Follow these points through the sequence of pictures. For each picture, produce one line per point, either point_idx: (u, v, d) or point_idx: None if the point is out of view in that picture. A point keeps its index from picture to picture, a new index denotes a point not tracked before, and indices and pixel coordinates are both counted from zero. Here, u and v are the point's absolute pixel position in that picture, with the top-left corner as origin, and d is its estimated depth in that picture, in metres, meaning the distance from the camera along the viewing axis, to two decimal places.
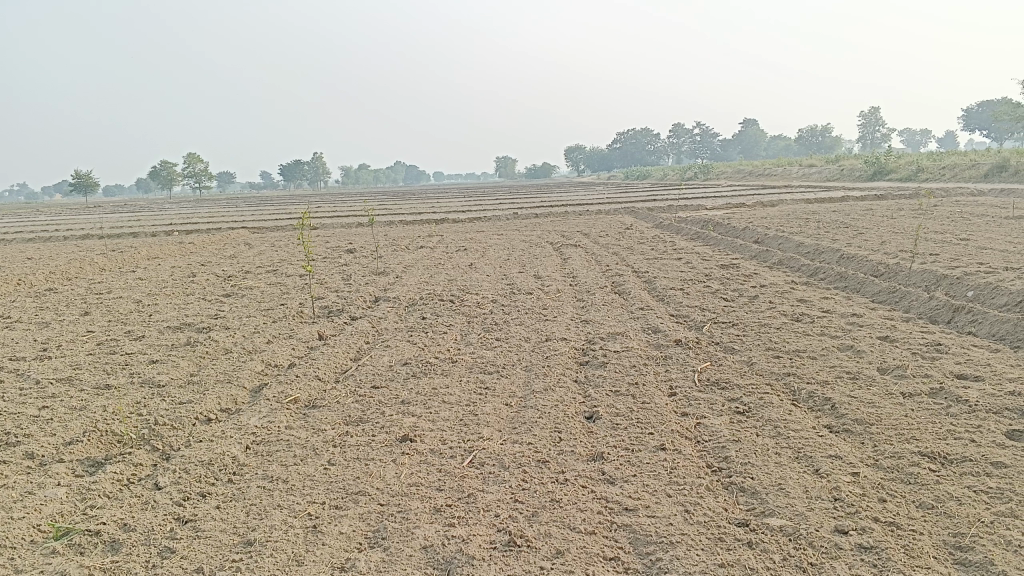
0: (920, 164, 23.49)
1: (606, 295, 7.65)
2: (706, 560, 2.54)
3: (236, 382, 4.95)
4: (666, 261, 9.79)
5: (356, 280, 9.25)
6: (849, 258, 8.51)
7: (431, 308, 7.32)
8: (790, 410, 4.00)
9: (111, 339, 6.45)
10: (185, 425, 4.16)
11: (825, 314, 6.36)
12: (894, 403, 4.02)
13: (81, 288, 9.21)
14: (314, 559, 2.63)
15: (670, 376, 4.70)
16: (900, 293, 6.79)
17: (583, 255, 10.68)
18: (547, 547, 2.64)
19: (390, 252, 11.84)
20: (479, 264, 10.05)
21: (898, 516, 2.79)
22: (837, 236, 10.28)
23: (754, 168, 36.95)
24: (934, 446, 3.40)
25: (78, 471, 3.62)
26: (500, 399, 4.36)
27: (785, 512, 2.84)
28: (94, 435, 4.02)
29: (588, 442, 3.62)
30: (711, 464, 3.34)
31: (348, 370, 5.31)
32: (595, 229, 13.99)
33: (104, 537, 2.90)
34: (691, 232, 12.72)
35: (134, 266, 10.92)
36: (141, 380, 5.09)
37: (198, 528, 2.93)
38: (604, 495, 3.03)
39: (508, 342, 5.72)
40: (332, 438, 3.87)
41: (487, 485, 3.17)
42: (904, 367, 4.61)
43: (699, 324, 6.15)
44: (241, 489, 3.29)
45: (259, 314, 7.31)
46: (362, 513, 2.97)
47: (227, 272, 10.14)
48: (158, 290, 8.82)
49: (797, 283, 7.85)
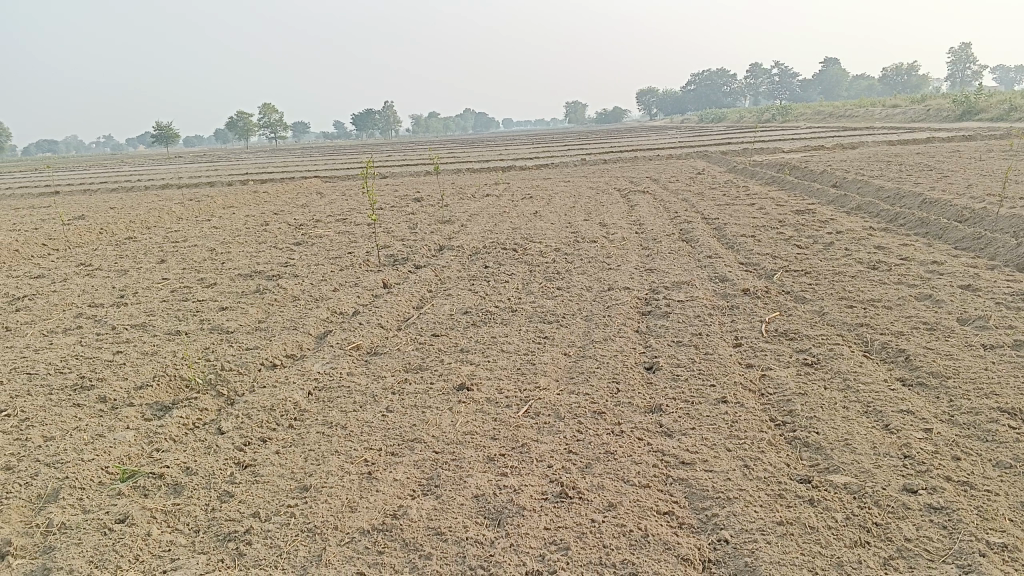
0: (1014, 103, 22.16)
1: (673, 242, 7.48)
2: (764, 517, 2.45)
3: (301, 329, 5.02)
4: (738, 207, 9.51)
5: (421, 229, 9.25)
6: (932, 202, 8.11)
7: (495, 257, 7.28)
8: (861, 362, 3.84)
9: (184, 286, 6.61)
10: (249, 371, 4.24)
11: (903, 262, 6.07)
12: (974, 355, 3.81)
13: (158, 236, 9.44)
14: (367, 505, 2.65)
15: (735, 327, 4.56)
16: (985, 240, 6.44)
17: (651, 201, 10.46)
18: (599, 500, 2.59)
19: (456, 200, 11.81)
20: (545, 212, 9.93)
21: (972, 475, 2.65)
22: (920, 180, 9.80)
23: (833, 109, 35.57)
24: (1015, 402, 3.20)
25: (147, 415, 3.71)
26: (559, 348, 4.32)
27: (851, 469, 2.73)
28: (163, 380, 4.11)
29: (647, 394, 3.55)
30: (774, 418, 3.23)
31: (410, 318, 5.32)
32: (665, 175, 13.68)
33: (168, 479, 2.97)
34: (766, 176, 12.31)
35: (210, 215, 11.15)
36: (211, 326, 5.20)
37: (256, 473, 2.98)
38: (660, 448, 2.96)
39: (569, 291, 5.65)
40: (391, 385, 3.89)
41: (541, 436, 3.14)
42: (987, 318, 4.36)
43: (769, 273, 5.96)
44: (301, 435, 3.33)
45: (326, 262, 7.39)
46: (416, 461, 2.98)
47: (298, 221, 10.27)
48: (231, 239, 8.99)
49: (875, 230, 7.52)
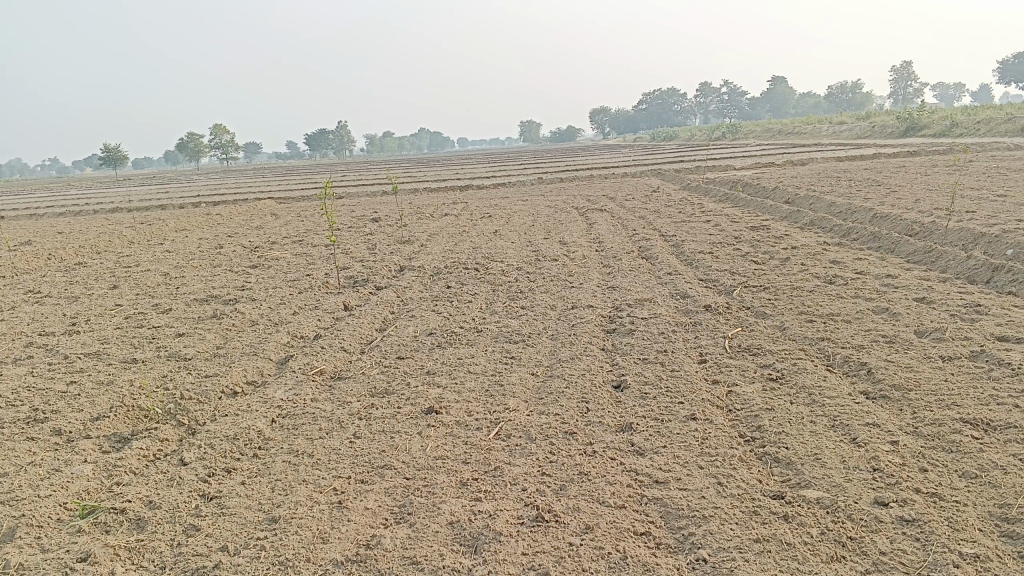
0: (955, 119, 22.87)
1: (633, 260, 7.53)
2: (741, 535, 2.46)
3: (261, 354, 4.93)
4: (694, 224, 9.62)
5: (380, 249, 9.19)
6: (882, 217, 8.30)
7: (456, 276, 7.25)
8: (825, 377, 3.89)
9: (138, 313, 6.45)
10: (211, 399, 4.15)
11: (859, 276, 6.19)
12: (934, 367, 3.88)
13: (110, 261, 9.23)
14: (339, 536, 2.60)
15: (699, 343, 4.60)
16: (936, 253, 6.60)
17: (609, 219, 10.54)
18: (575, 522, 2.58)
19: (414, 220, 11.76)
20: (504, 231, 9.94)
21: (940, 486, 2.69)
22: (870, 195, 10.03)
23: (782, 126, 36.36)
24: (976, 412, 3.27)
25: (105, 447, 3.60)
26: (526, 368, 4.30)
27: (822, 484, 2.75)
28: (121, 410, 3.99)
29: (616, 412, 3.55)
30: (744, 435, 3.25)
31: (373, 341, 5.26)
32: (621, 193, 13.81)
33: (130, 514, 2.88)
34: (720, 193, 12.50)
35: (162, 239, 10.94)
36: (168, 353, 5.07)
37: (223, 505, 2.90)
38: (633, 468, 2.96)
39: (533, 310, 5.64)
40: (357, 411, 3.83)
41: (514, 458, 3.11)
42: (943, 330, 4.46)
43: (729, 288, 6.02)
44: (267, 464, 3.26)
45: (284, 285, 7.29)
46: (387, 488, 2.93)
47: (253, 243, 10.13)
48: (185, 263, 8.83)
49: (829, 244, 7.65)
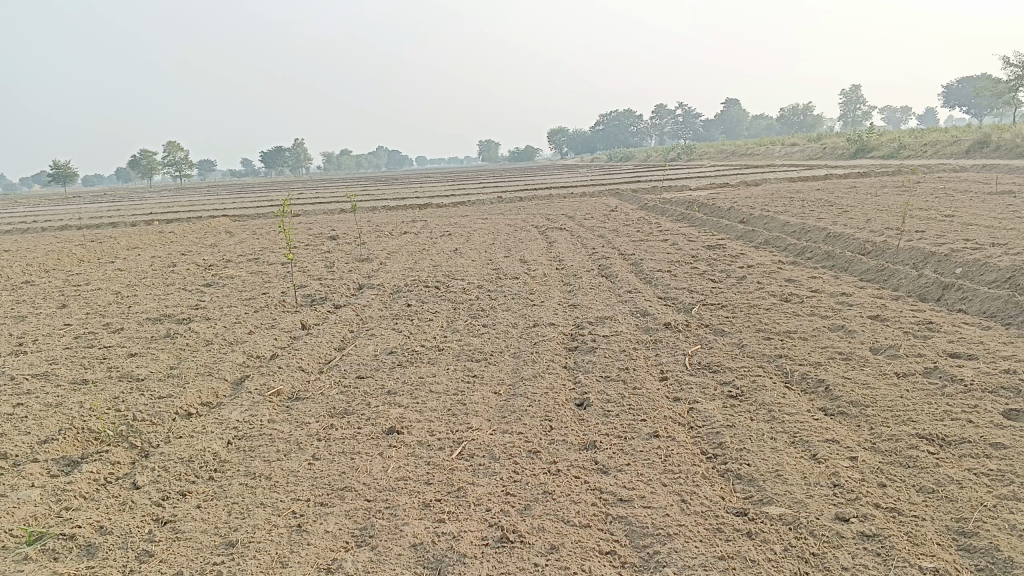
0: (902, 140, 23.47)
1: (592, 278, 7.57)
2: (706, 552, 2.46)
3: (216, 375, 4.82)
4: (652, 242, 9.72)
5: (338, 267, 9.11)
6: (835, 236, 8.46)
7: (416, 295, 7.21)
8: (784, 393, 3.93)
9: (89, 332, 6.29)
10: (164, 420, 4.04)
11: (814, 294, 6.29)
12: (889, 383, 3.95)
13: (58, 280, 9.00)
14: (299, 560, 2.54)
15: (660, 361, 4.62)
16: (889, 271, 6.74)
17: (569, 238, 10.59)
18: (540, 542, 2.56)
19: (373, 238, 11.69)
20: (464, 249, 9.93)
21: (898, 501, 2.72)
22: (822, 215, 10.23)
23: (736, 147, 36.97)
24: (931, 428, 3.33)
25: (53, 471, 3.48)
26: (488, 387, 4.27)
27: (784, 500, 2.77)
28: (70, 433, 3.86)
29: (579, 431, 3.54)
30: (706, 451, 3.26)
31: (332, 360, 5.20)
32: (580, 212, 13.90)
33: (80, 541, 2.79)
34: (677, 212, 12.64)
35: (113, 257, 10.71)
36: (120, 374, 4.94)
37: (178, 530, 2.82)
38: (597, 486, 2.95)
39: (495, 328, 5.63)
40: (316, 432, 3.76)
41: (477, 478, 3.09)
42: (897, 347, 4.55)
43: (688, 306, 6.08)
44: (224, 486, 3.18)
45: (240, 304, 7.17)
46: (348, 510, 2.88)
47: (207, 261, 9.96)
48: (137, 281, 8.65)
49: (785, 263, 7.78)
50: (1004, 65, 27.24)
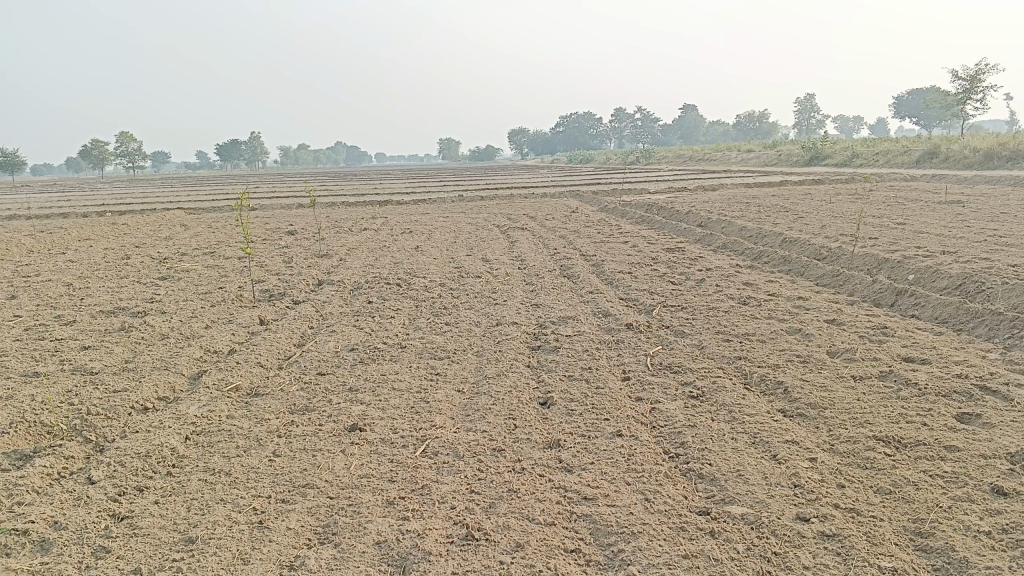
0: (855, 149, 23.98)
1: (554, 278, 7.60)
2: (669, 551, 2.48)
3: (173, 370, 4.73)
4: (613, 243, 9.79)
5: (298, 263, 9.01)
6: (792, 241, 8.61)
7: (377, 292, 7.16)
8: (744, 394, 3.98)
9: (39, 324, 6.13)
10: (120, 415, 3.96)
11: (771, 297, 6.38)
12: (846, 386, 4.03)
13: (7, 270, 8.76)
14: (261, 557, 2.50)
15: (622, 361, 4.65)
16: (844, 276, 6.87)
17: (530, 237, 10.62)
18: (505, 540, 2.56)
19: (332, 234, 11.58)
20: (425, 247, 9.89)
21: (857, 502, 2.78)
22: (779, 220, 10.41)
23: (693, 152, 37.41)
24: (888, 430, 3.40)
25: (4, 465, 3.38)
26: (452, 385, 4.26)
27: (746, 500, 2.80)
28: (21, 427, 3.76)
29: (543, 429, 3.55)
30: (668, 451, 3.29)
31: (292, 356, 5.13)
32: (541, 212, 13.94)
33: (33, 536, 2.71)
34: (636, 215, 12.74)
35: (64, 248, 10.46)
36: (72, 367, 4.82)
37: (135, 526, 2.76)
38: (562, 485, 2.96)
39: (457, 326, 5.62)
40: (276, 428, 3.71)
41: (441, 476, 3.07)
42: (853, 351, 4.64)
43: (649, 308, 6.13)
44: (182, 482, 3.12)
45: (197, 298, 7.05)
46: (310, 507, 2.84)
47: (162, 254, 9.77)
48: (89, 273, 8.45)
49: (743, 267, 7.90)
50: (953, 77, 27.90)
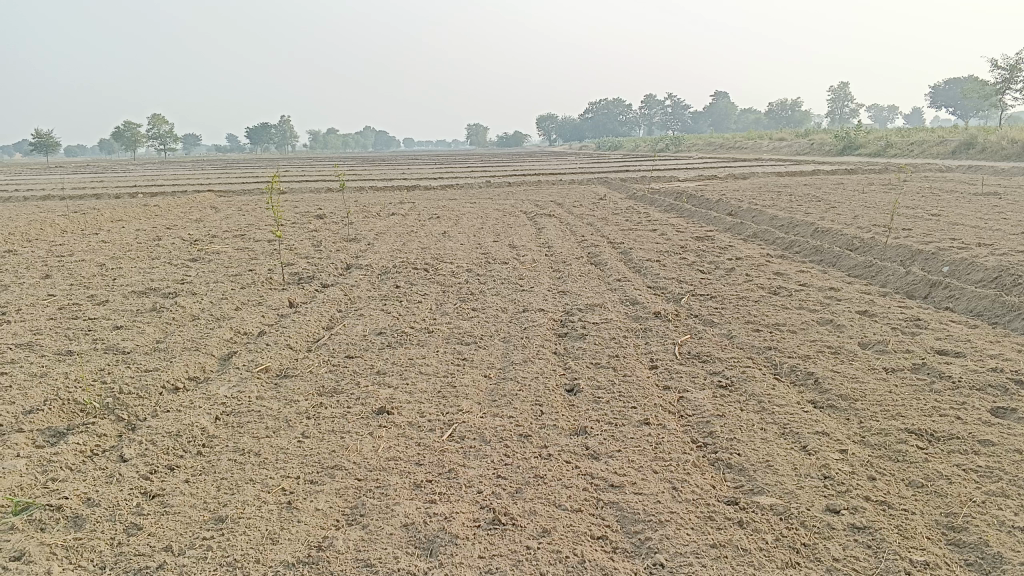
0: (890, 139, 23.63)
1: (582, 265, 7.57)
2: (697, 540, 2.47)
3: (204, 351, 4.78)
4: (641, 231, 9.73)
5: (326, 246, 9.06)
6: (823, 231, 8.51)
7: (405, 276, 7.19)
8: (773, 385, 3.95)
9: (73, 304, 6.21)
10: (151, 394, 4.00)
11: (802, 287, 6.31)
12: (877, 378, 3.98)
13: (42, 250, 8.88)
14: (290, 537, 2.53)
15: (650, 349, 4.63)
16: (876, 267, 6.78)
17: (558, 224, 10.60)
18: (533, 526, 2.56)
19: (360, 218, 11.61)
20: (452, 232, 9.90)
21: (889, 494, 2.74)
22: (810, 210, 10.29)
23: (723, 140, 37.03)
24: (920, 423, 3.35)
25: (38, 441, 3.44)
26: (479, 370, 4.26)
27: (775, 490, 2.78)
28: (56, 405, 3.82)
29: (570, 416, 3.54)
30: (696, 440, 3.27)
31: (321, 339, 5.16)
32: (569, 199, 13.90)
33: (67, 512, 2.76)
34: (665, 203, 12.65)
35: (98, 229, 10.58)
36: (105, 347, 4.88)
37: (166, 504, 2.80)
38: (589, 471, 2.95)
39: (485, 312, 5.62)
40: (305, 410, 3.74)
41: (468, 461, 3.08)
42: (886, 342, 4.58)
43: (677, 296, 6.08)
44: (212, 462, 3.16)
45: (227, 280, 7.11)
46: (338, 489, 2.86)
47: (193, 236, 9.87)
48: (122, 254, 8.55)
49: (773, 256, 7.81)
50: (992, 66, 27.34)
